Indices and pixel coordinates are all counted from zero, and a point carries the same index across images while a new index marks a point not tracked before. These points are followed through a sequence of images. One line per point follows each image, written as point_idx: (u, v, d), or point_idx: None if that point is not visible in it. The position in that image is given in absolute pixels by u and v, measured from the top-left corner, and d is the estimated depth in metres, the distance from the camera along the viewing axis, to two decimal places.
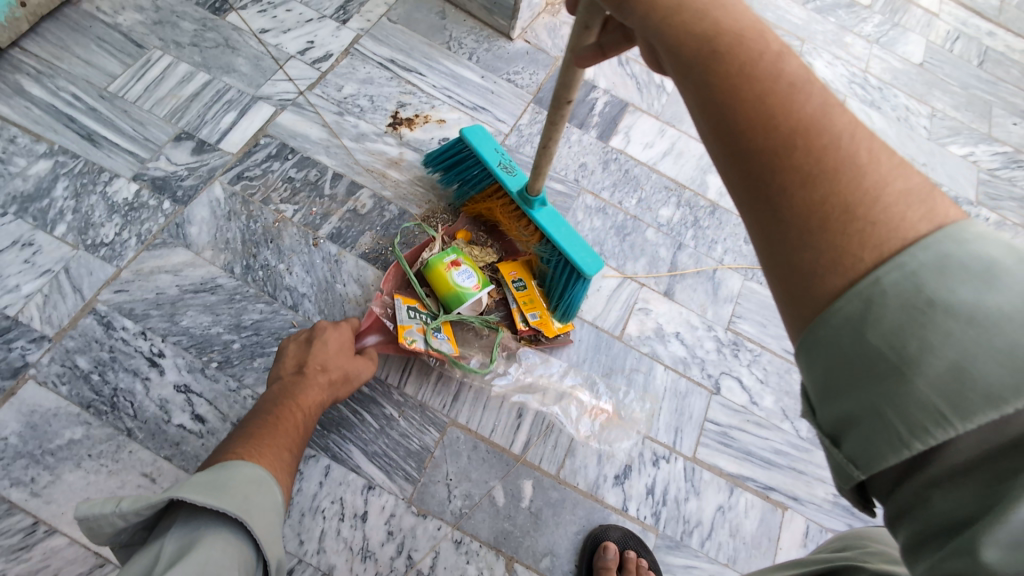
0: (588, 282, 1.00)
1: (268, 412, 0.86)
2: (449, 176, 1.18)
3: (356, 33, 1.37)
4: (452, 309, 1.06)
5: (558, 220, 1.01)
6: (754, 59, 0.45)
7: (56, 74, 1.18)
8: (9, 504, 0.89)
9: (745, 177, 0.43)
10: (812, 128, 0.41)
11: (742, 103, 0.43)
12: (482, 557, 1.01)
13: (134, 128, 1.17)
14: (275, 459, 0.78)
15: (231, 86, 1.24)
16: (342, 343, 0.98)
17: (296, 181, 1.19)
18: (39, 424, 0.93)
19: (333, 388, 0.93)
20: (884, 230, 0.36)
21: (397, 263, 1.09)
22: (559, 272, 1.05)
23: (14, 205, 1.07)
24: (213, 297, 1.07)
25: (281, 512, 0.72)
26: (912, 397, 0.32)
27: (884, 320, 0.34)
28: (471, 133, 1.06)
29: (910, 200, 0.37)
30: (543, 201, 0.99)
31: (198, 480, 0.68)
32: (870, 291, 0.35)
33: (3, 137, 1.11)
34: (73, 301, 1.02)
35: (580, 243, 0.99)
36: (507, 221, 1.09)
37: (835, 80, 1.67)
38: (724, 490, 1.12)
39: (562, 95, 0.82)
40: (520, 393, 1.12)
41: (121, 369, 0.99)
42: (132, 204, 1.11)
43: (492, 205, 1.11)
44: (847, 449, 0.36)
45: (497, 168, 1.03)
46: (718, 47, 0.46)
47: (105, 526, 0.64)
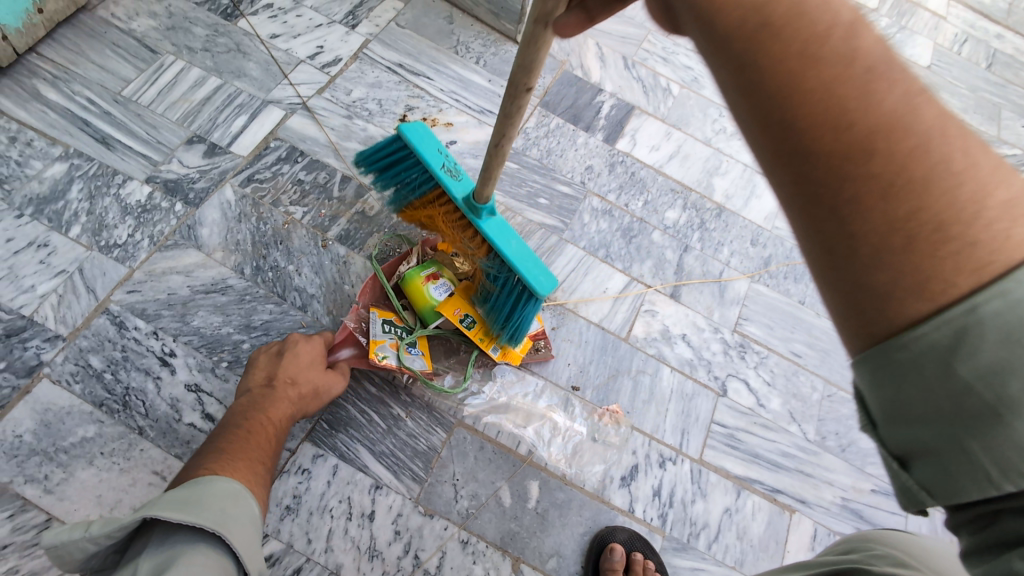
0: (540, 301, 0.92)
1: (238, 426, 0.87)
2: (384, 178, 1.04)
3: (365, 37, 1.39)
4: (428, 323, 1.06)
5: (507, 231, 0.92)
6: (822, 34, 0.37)
7: (72, 79, 1.21)
8: (24, 500, 0.90)
9: (801, 179, 0.37)
10: (892, 121, 0.34)
11: (807, 93, 0.36)
12: (489, 557, 1.01)
13: (147, 131, 1.19)
14: (248, 473, 0.79)
15: (242, 90, 1.26)
16: (314, 357, 0.99)
17: (305, 183, 1.20)
18: (53, 421, 0.95)
19: (302, 402, 0.94)
20: (987, 251, 0.31)
21: (375, 275, 1.07)
22: (505, 290, 0.97)
23: (31, 206, 1.09)
24: (223, 297, 1.08)
25: (258, 524, 0.73)
26: (1012, 440, 0.30)
27: (980, 355, 0.31)
28: (410, 131, 0.94)
29: (1016, 212, 0.32)
30: (492, 210, 0.91)
31: (170, 499, 0.67)
32: (965, 320, 0.31)
33: (20, 141, 1.14)
34: (87, 301, 1.03)
35: (530, 259, 0.91)
36: (450, 232, 1.00)
37: None
38: (731, 492, 1.12)
39: (522, 78, 0.75)
40: (493, 414, 1.10)
41: (133, 368, 1.01)
42: (145, 206, 1.13)
43: (434, 212, 1.01)
44: (918, 475, 0.34)
45: (441, 172, 0.93)
46: (771, 16, 0.38)
47: (75, 552, 0.62)
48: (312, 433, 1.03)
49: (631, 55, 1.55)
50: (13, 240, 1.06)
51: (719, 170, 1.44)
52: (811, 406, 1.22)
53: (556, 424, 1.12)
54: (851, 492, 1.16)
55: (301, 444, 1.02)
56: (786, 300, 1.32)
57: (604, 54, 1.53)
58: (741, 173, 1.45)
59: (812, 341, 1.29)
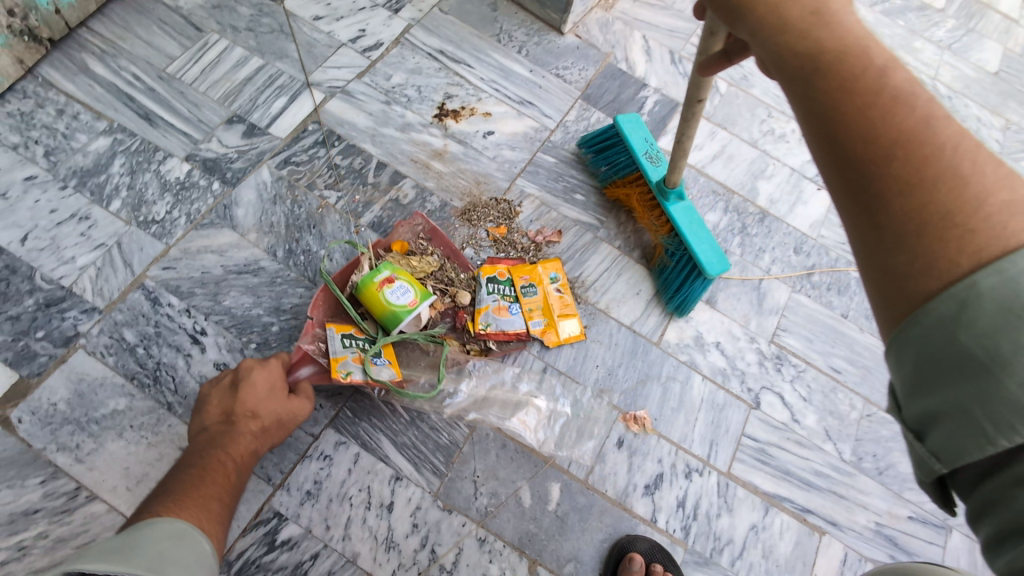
0: (708, 280, 1.07)
1: (192, 465, 0.82)
2: (597, 160, 1.26)
3: (407, 23, 1.37)
4: (392, 329, 0.98)
5: (691, 215, 1.09)
6: (858, 74, 0.44)
7: (119, 54, 1.22)
8: (55, 467, 0.92)
9: (846, 184, 0.43)
10: (895, 87, 0.43)
11: (843, 116, 0.43)
12: (506, 557, 1.00)
13: (189, 109, 1.19)
14: (200, 512, 0.75)
15: (283, 71, 1.26)
16: (272, 383, 0.91)
17: (341, 167, 1.19)
18: (86, 392, 0.97)
19: (266, 434, 0.89)
20: (984, 238, 0.37)
21: (326, 286, 1.00)
22: (678, 266, 1.13)
23: (74, 178, 1.11)
24: (255, 279, 1.08)
25: (204, 566, 0.70)
26: (1003, 396, 0.34)
27: (977, 321, 0.35)
28: (625, 122, 1.16)
29: (1015, 210, 0.37)
30: (680, 194, 1.08)
31: (102, 547, 0.63)
32: (965, 294, 0.36)
33: (68, 113, 1.16)
34: (124, 276, 1.05)
35: (710, 243, 1.07)
36: (641, 211, 1.18)
37: None
38: (759, 509, 1.08)
39: (694, 94, 0.89)
40: (476, 411, 1.06)
41: (165, 344, 1.02)
42: (184, 183, 1.13)
43: (630, 192, 1.20)
44: (931, 443, 0.38)
45: (643, 158, 1.12)
46: (821, 63, 0.46)
47: None
48: (336, 420, 1.03)
49: (679, 50, 1.49)
50: (57, 211, 1.08)
51: (764, 173, 1.38)
52: (848, 425, 1.17)
53: (538, 409, 1.09)
54: (886, 518, 1.11)
55: (324, 430, 1.02)
56: (827, 313, 1.27)
57: (650, 47, 1.48)
58: (787, 178, 1.39)
59: (854, 357, 1.23)
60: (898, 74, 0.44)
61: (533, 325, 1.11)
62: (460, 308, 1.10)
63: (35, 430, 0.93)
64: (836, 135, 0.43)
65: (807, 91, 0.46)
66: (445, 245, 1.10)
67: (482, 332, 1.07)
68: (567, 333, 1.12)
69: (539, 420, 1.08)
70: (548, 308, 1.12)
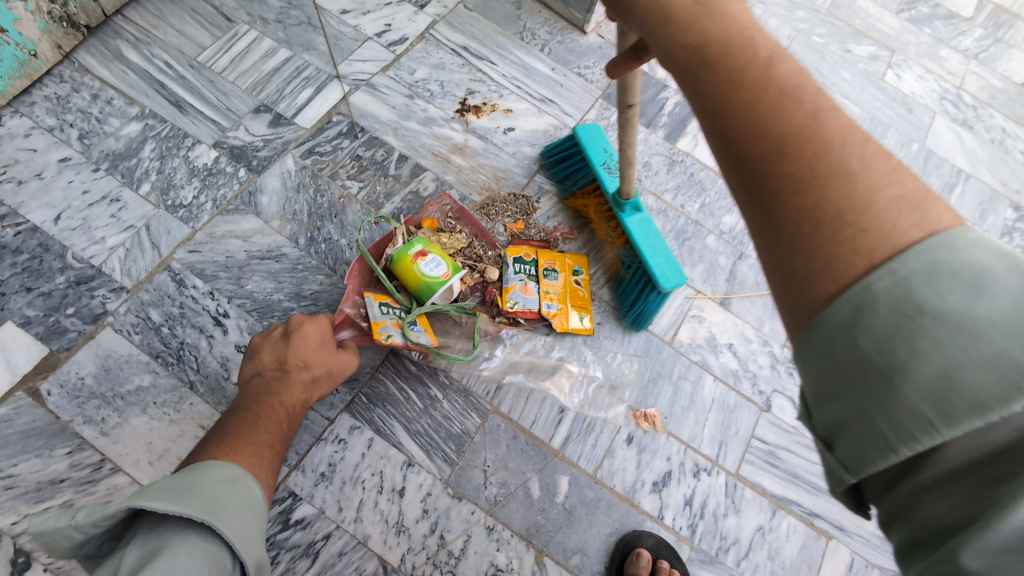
0: (665, 294, 1.02)
1: (247, 410, 0.85)
2: (558, 170, 1.24)
3: (432, 18, 1.38)
4: (424, 300, 1.00)
5: (648, 227, 1.05)
6: (744, 66, 0.46)
7: (152, 42, 1.25)
8: (82, 439, 0.95)
9: (745, 182, 0.43)
10: (779, 80, 0.45)
11: (734, 112, 0.45)
12: (514, 546, 1.01)
13: (218, 98, 1.22)
14: (252, 459, 0.77)
15: (310, 63, 1.28)
16: (322, 337, 0.94)
17: (363, 159, 1.21)
18: (112, 367, 1.00)
19: (316, 385, 0.92)
20: (875, 236, 0.36)
21: (362, 256, 1.01)
22: (636, 279, 1.09)
23: (106, 161, 1.14)
24: (277, 265, 1.11)
25: (257, 510, 0.70)
26: (900, 402, 0.33)
27: (874, 326, 0.34)
28: (584, 131, 1.13)
29: (902, 207, 0.37)
30: (636, 205, 1.04)
31: (162, 486, 0.65)
32: (860, 297, 0.35)
33: (102, 98, 1.19)
34: (151, 257, 1.08)
35: (668, 256, 1.02)
36: (599, 221, 1.15)
37: (924, 95, 1.50)
38: (766, 511, 1.08)
39: (624, 98, 0.88)
40: (513, 373, 1.10)
41: (189, 325, 1.04)
42: (211, 169, 1.16)
43: (590, 202, 1.17)
44: (839, 454, 0.36)
45: (601, 167, 1.09)
46: (709, 58, 0.48)
47: (63, 540, 0.60)
48: (351, 406, 1.05)
49: None
50: (89, 192, 1.11)
51: None
52: None
53: (571, 372, 1.12)
54: None
55: (340, 414, 1.04)
56: None
57: None
58: None
59: None
60: (782, 67, 0.46)
61: (547, 309, 1.10)
62: (489, 283, 1.12)
63: (63, 403, 0.97)
64: (730, 133, 0.45)
65: (699, 86, 0.48)
66: (472, 223, 1.11)
67: (510, 310, 1.08)
68: (575, 324, 1.11)
69: (573, 383, 1.12)
70: (570, 296, 1.12)
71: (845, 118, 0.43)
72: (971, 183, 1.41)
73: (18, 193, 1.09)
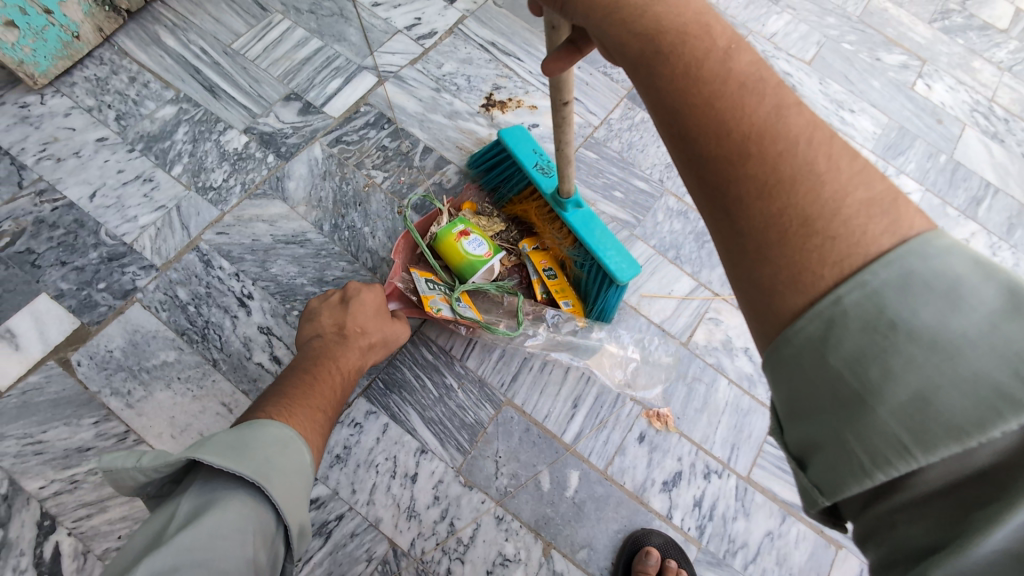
0: (623, 287, 0.95)
1: (306, 372, 0.87)
2: (489, 176, 1.14)
3: (462, 13, 1.38)
4: (468, 278, 1.02)
5: (592, 222, 0.96)
6: (700, 59, 0.47)
7: (189, 28, 1.28)
8: (108, 410, 0.99)
9: (706, 183, 0.45)
10: (738, 73, 0.46)
11: (693, 111, 0.46)
12: (522, 537, 1.02)
13: (250, 85, 1.25)
14: (306, 421, 0.79)
15: (340, 53, 1.30)
16: (378, 306, 0.97)
17: (389, 149, 1.23)
18: (140, 342, 1.03)
19: (370, 352, 0.94)
20: (843, 244, 0.37)
21: (407, 233, 1.02)
22: (591, 277, 1.01)
23: (141, 142, 1.17)
24: (301, 250, 1.13)
25: (305, 475, 0.72)
26: (874, 424, 0.33)
27: (846, 344, 0.35)
28: (508, 134, 1.03)
29: (873, 212, 0.38)
30: (577, 202, 0.95)
31: (219, 440, 0.67)
32: (831, 312, 0.36)
33: (139, 82, 1.22)
34: (181, 237, 1.11)
35: (618, 248, 0.94)
36: (541, 224, 1.06)
37: (954, 106, 1.48)
38: (776, 516, 1.07)
39: (557, 96, 0.80)
40: (557, 351, 1.10)
41: (214, 305, 1.07)
42: (241, 153, 1.19)
43: (528, 207, 1.07)
44: (812, 474, 0.37)
45: (532, 170, 0.99)
46: (661, 49, 0.49)
47: (127, 479, 0.65)
48: (368, 391, 1.07)
49: None
50: (123, 172, 1.14)
51: None
52: None
53: (612, 353, 1.13)
54: None
55: (357, 399, 1.06)
56: None
57: None
58: None
59: None
60: (740, 58, 0.47)
61: (563, 305, 1.08)
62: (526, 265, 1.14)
63: (92, 374, 1.00)
64: (689, 135, 0.46)
65: (657, 81, 0.49)
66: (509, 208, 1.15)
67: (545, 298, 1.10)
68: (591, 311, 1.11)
69: (613, 362, 1.13)
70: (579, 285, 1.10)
71: (809, 112, 0.43)
72: (999, 197, 1.39)
73: (58, 170, 1.13)
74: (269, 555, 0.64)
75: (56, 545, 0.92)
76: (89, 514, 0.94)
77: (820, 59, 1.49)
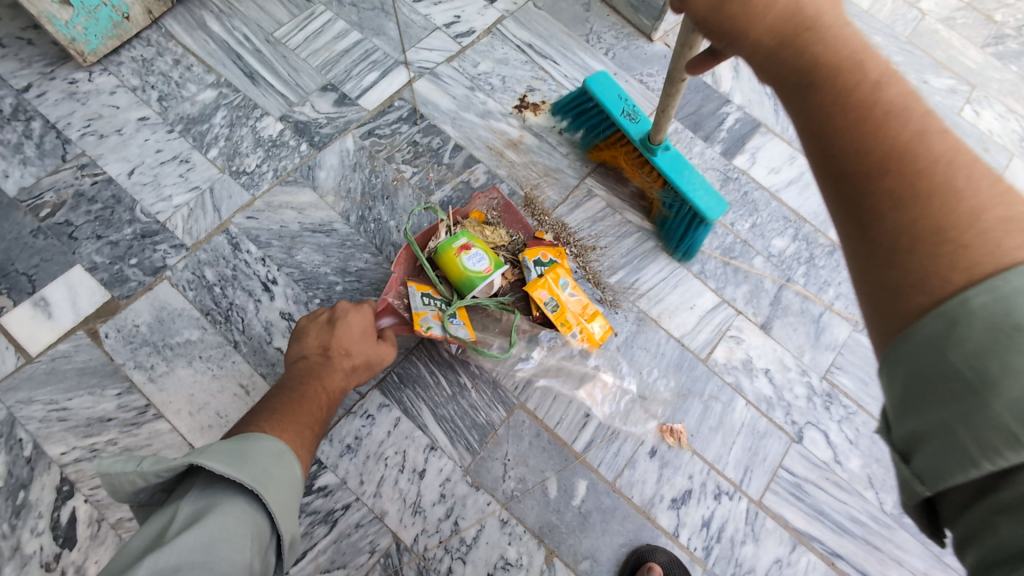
0: (711, 226, 1.05)
1: (293, 391, 0.87)
2: (577, 123, 1.23)
3: (501, 13, 1.38)
4: (465, 293, 1.01)
5: (680, 164, 1.06)
6: (849, 87, 0.46)
7: (234, 15, 1.30)
8: (132, 383, 1.02)
9: (837, 195, 0.45)
10: (888, 97, 0.44)
11: (835, 128, 0.45)
12: (525, 542, 1.02)
13: (289, 73, 1.27)
14: (296, 437, 0.79)
15: (379, 47, 1.31)
16: (365, 327, 0.96)
17: (419, 145, 1.24)
18: (165, 319, 1.06)
19: (355, 373, 0.94)
20: (976, 254, 0.36)
21: (408, 246, 1.04)
22: (679, 216, 1.12)
23: (181, 124, 1.20)
24: (327, 239, 1.14)
25: (299, 487, 0.74)
26: (986, 416, 0.33)
27: (967, 340, 0.34)
28: (594, 82, 1.11)
29: (1010, 227, 0.36)
30: (666, 147, 1.05)
31: (219, 448, 0.69)
32: (955, 310, 0.36)
33: (182, 64, 1.25)
34: (212, 219, 1.13)
35: (704, 187, 1.04)
36: (630, 168, 1.17)
37: (1002, 136, 1.43)
38: (786, 544, 1.05)
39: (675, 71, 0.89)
40: (546, 377, 1.10)
41: (239, 287, 1.09)
42: (276, 141, 1.21)
43: (615, 152, 1.19)
44: (914, 466, 0.37)
45: (621, 116, 1.08)
46: (813, 72, 0.49)
47: (126, 484, 0.66)
48: (383, 383, 1.08)
49: None
50: (162, 152, 1.17)
51: None
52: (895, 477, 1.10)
53: (605, 383, 1.11)
54: None
55: (371, 390, 1.07)
56: None
57: (739, 64, 1.41)
58: None
59: None
60: (895, 85, 0.45)
61: (570, 337, 1.06)
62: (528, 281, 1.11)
63: (118, 346, 1.03)
64: (831, 152, 0.45)
65: (806, 103, 0.48)
66: (516, 221, 1.11)
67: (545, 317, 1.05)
68: (598, 333, 1.06)
69: (604, 394, 1.10)
70: (579, 309, 1.06)
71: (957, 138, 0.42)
72: None
73: (99, 146, 1.16)
74: (265, 562, 0.66)
75: (72, 510, 0.94)
76: None
77: None
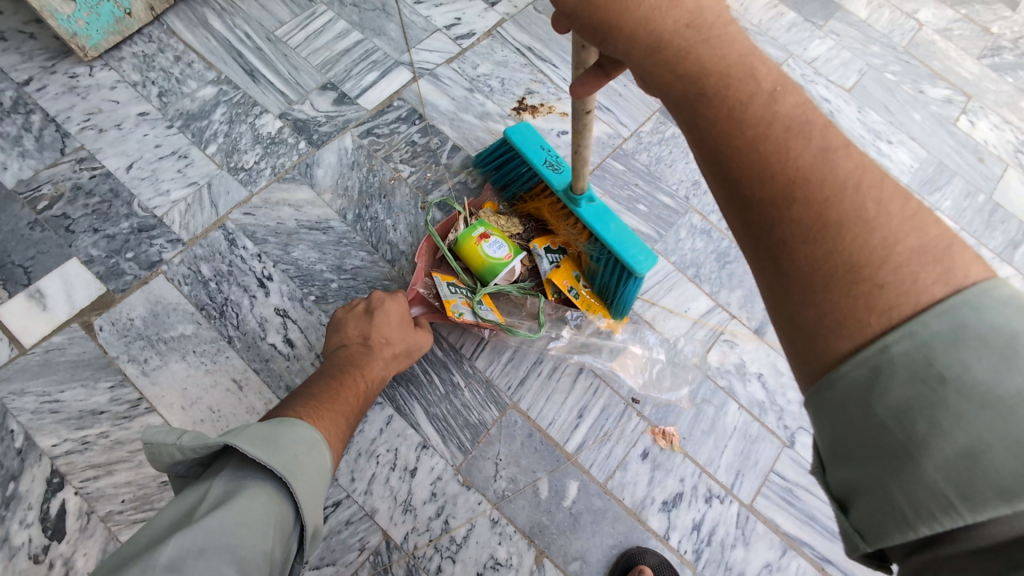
0: (641, 279, 0.93)
1: (333, 378, 0.88)
2: (499, 175, 1.11)
3: (501, 16, 1.39)
4: (489, 280, 1.02)
5: (607, 216, 0.94)
6: (744, 102, 0.48)
7: (235, 13, 1.31)
8: (125, 376, 1.02)
9: (749, 223, 0.46)
10: (784, 115, 0.47)
11: (736, 151, 0.47)
12: (515, 543, 1.02)
13: (289, 72, 1.27)
14: (331, 425, 0.79)
15: (379, 48, 1.32)
16: (402, 315, 0.98)
17: (417, 145, 1.24)
18: (160, 313, 1.06)
19: (395, 361, 0.95)
20: (891, 293, 0.37)
21: (429, 237, 1.04)
22: (608, 270, 0.98)
23: (180, 120, 1.21)
24: (323, 237, 1.14)
25: (327, 478, 0.73)
26: (920, 478, 0.33)
27: (892, 393, 0.35)
28: (514, 132, 1.00)
29: (922, 258, 0.38)
30: (589, 197, 0.93)
31: (253, 431, 0.69)
32: (878, 358, 0.36)
33: (183, 61, 1.26)
34: (208, 214, 1.13)
35: (632, 238, 0.92)
36: (555, 221, 1.04)
37: (997, 146, 1.44)
38: (776, 548, 1.05)
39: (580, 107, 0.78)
40: (579, 354, 1.12)
41: (234, 283, 1.09)
42: (274, 138, 1.21)
43: (541, 205, 1.05)
44: (853, 518, 0.37)
45: (542, 167, 0.96)
46: (706, 89, 0.51)
47: (165, 455, 0.68)
48: None
49: None
50: (160, 147, 1.18)
51: None
52: None
53: (636, 354, 1.14)
54: None
55: None
56: None
57: None
58: None
59: None
60: (786, 101, 0.48)
61: (596, 319, 1.10)
62: None
63: (112, 340, 1.03)
64: (736, 180, 0.47)
65: (702, 123, 0.50)
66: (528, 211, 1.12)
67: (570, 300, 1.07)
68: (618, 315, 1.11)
69: (637, 365, 1.13)
70: None
71: (858, 155, 0.44)
72: None
73: (99, 140, 1.17)
74: (286, 553, 0.65)
75: (62, 502, 0.94)
76: (96, 475, 0.96)
77: (860, 87, 1.46)
